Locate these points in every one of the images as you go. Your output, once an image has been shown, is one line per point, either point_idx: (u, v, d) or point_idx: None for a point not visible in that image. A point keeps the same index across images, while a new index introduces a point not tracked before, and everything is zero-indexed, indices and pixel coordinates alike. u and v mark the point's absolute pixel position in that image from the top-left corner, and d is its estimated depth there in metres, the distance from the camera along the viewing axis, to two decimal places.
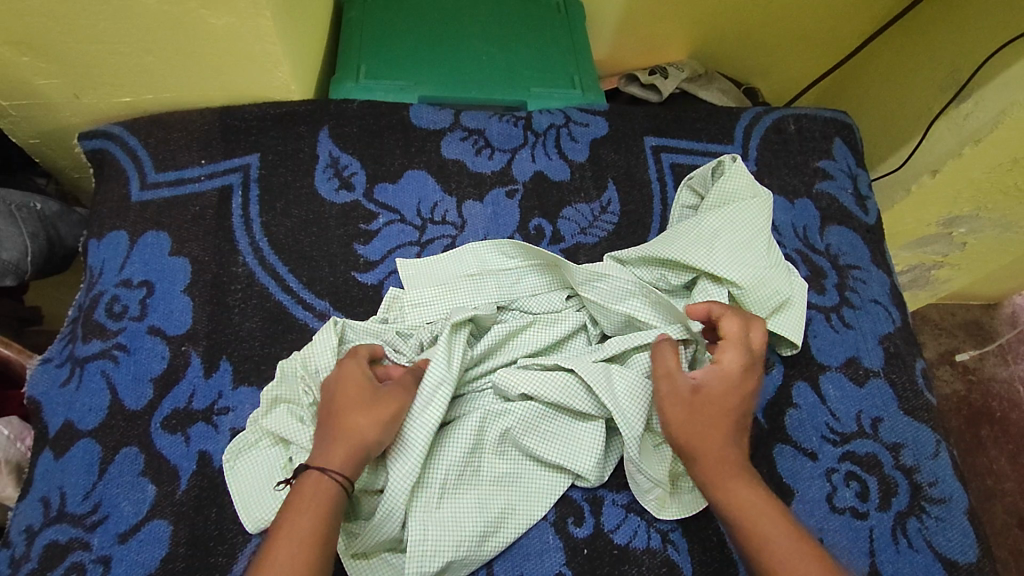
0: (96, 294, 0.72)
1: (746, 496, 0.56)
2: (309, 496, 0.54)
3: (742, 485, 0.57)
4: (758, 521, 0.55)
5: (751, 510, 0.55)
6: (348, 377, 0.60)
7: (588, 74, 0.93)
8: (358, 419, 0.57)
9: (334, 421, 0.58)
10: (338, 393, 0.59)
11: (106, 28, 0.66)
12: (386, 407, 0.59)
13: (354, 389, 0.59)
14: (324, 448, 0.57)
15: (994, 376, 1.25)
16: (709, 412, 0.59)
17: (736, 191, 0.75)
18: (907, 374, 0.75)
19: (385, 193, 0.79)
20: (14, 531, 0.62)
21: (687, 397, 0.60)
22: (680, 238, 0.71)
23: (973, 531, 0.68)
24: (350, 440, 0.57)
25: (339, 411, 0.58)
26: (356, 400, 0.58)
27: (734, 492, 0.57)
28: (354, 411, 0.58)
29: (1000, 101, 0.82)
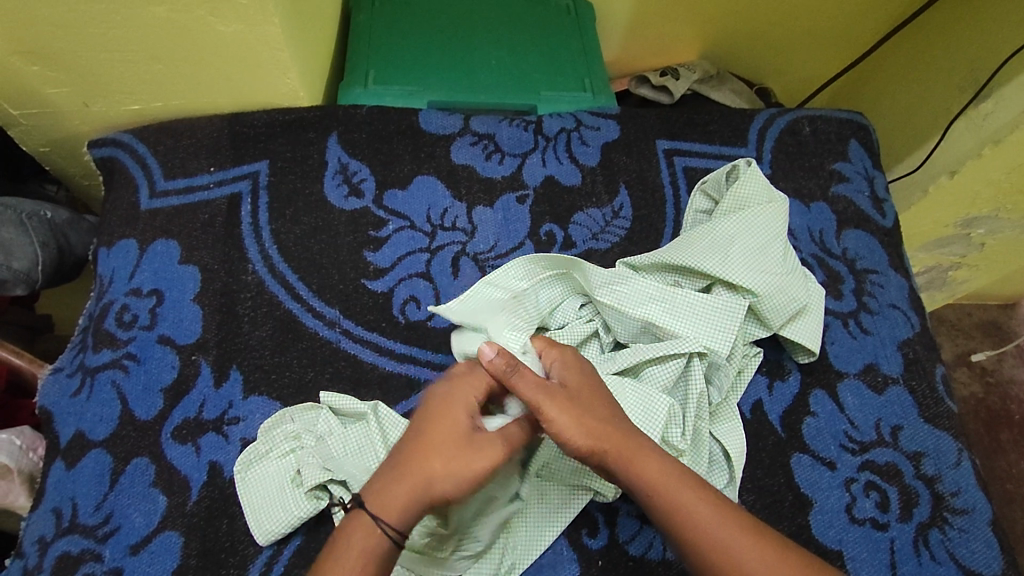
0: (106, 303, 0.71)
1: (662, 471, 0.52)
2: (359, 540, 0.49)
3: (655, 460, 0.53)
4: (681, 500, 0.51)
5: (674, 490, 0.52)
6: (451, 407, 0.55)
7: (598, 76, 0.92)
8: (438, 462, 0.52)
9: (415, 455, 0.52)
10: (433, 420, 0.54)
11: (115, 36, 0.66)
12: (473, 458, 0.52)
13: (450, 424, 0.54)
14: (389, 481, 0.51)
15: (1012, 379, 1.23)
16: (583, 400, 0.56)
17: (752, 195, 0.74)
18: (927, 381, 0.73)
19: (394, 200, 0.79)
20: (27, 541, 0.62)
21: (564, 393, 0.55)
22: (694, 245, 0.70)
23: (997, 542, 0.66)
24: (418, 483, 0.51)
25: (425, 442, 0.53)
26: (445, 440, 0.53)
27: (650, 472, 0.52)
28: (437, 452, 0.52)
29: (1021, 101, 0.80)
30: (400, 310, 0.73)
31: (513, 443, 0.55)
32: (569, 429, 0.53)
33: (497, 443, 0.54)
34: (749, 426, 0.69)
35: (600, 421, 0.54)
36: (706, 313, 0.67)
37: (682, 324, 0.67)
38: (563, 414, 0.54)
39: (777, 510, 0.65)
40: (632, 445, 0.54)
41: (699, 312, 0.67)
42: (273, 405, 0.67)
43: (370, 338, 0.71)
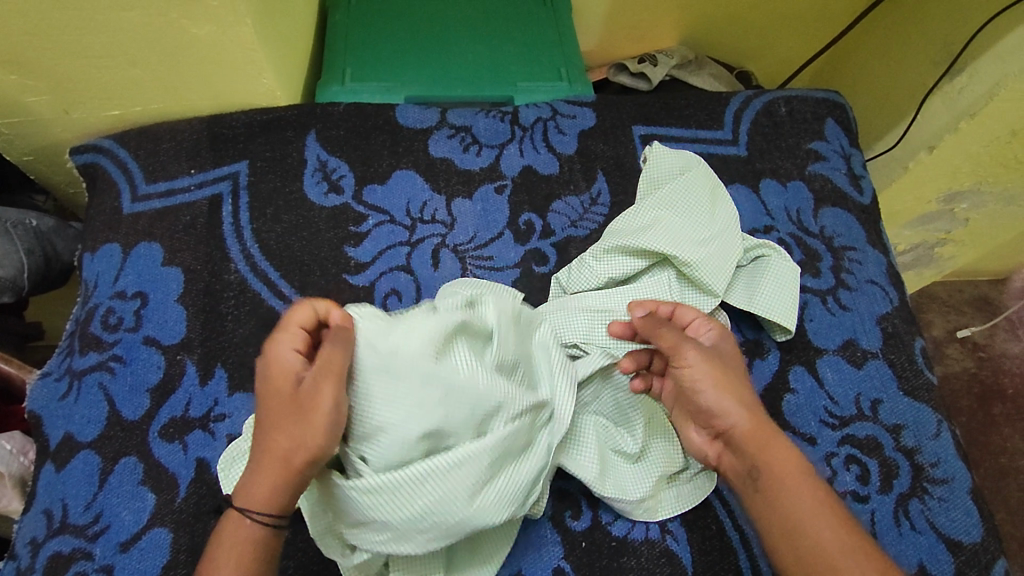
0: (92, 307, 0.72)
1: (786, 458, 0.54)
2: (233, 532, 0.50)
3: (785, 450, 0.55)
4: (793, 491, 0.53)
5: (791, 479, 0.53)
6: (274, 372, 0.53)
7: (575, 65, 0.92)
8: (279, 438, 0.50)
9: (259, 436, 0.51)
10: (264, 392, 0.53)
11: (90, 42, 0.66)
12: (310, 414, 0.50)
13: (279, 390, 0.52)
14: (251, 471, 0.51)
15: (1005, 352, 1.23)
16: (730, 371, 0.59)
17: (667, 174, 0.78)
18: (906, 355, 0.74)
19: (374, 195, 0.79)
20: (20, 542, 0.63)
21: (717, 358, 0.59)
22: (627, 226, 0.73)
23: (977, 510, 0.67)
24: (275, 465, 0.50)
25: (265, 421, 0.51)
26: (277, 414, 0.51)
27: (776, 458, 0.54)
28: (278, 428, 0.50)
29: (994, 73, 0.81)
30: (381, 303, 0.74)
31: (339, 372, 0.52)
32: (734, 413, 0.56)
33: (326, 385, 0.51)
34: None
35: (741, 395, 0.57)
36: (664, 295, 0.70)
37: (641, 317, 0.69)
38: (704, 371, 0.58)
39: None
40: (763, 431, 0.56)
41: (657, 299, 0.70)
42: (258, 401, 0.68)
43: None
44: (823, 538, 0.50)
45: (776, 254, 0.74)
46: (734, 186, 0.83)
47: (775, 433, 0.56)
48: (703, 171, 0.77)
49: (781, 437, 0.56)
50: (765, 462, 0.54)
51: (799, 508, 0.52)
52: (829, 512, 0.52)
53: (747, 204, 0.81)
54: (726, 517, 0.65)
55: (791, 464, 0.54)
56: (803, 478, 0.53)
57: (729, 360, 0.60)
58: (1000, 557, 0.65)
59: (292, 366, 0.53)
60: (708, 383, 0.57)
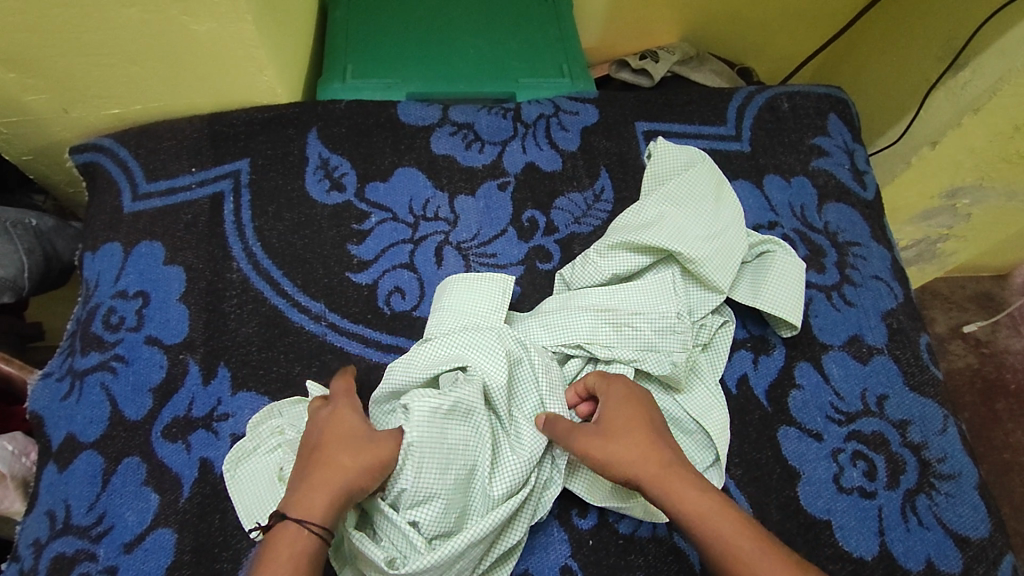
0: (93, 306, 0.72)
1: (698, 500, 0.53)
2: (285, 547, 0.51)
3: (694, 492, 0.54)
4: (720, 531, 0.52)
5: (709, 521, 0.52)
6: (343, 414, 0.58)
7: (577, 61, 0.92)
8: (343, 459, 0.55)
9: (319, 460, 0.55)
10: (331, 426, 0.57)
11: (89, 40, 0.66)
12: (378, 447, 0.56)
13: (347, 428, 0.57)
14: (306, 486, 0.53)
15: (1007, 348, 1.23)
16: (627, 418, 0.59)
17: (672, 171, 0.78)
18: (911, 350, 0.73)
19: (376, 192, 0.79)
20: (23, 544, 0.63)
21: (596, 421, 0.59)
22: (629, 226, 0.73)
23: (984, 505, 0.67)
24: (335, 482, 0.53)
25: (328, 446, 0.56)
26: (344, 442, 0.56)
27: (685, 503, 0.53)
28: (342, 450, 0.55)
29: (997, 68, 0.80)
30: (385, 301, 0.73)
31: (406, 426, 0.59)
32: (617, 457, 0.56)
33: (396, 431, 0.57)
34: (735, 402, 0.69)
35: (636, 448, 0.56)
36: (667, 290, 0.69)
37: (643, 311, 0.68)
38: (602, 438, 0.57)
39: (765, 482, 0.65)
40: (667, 475, 0.55)
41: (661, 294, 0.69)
42: (262, 400, 0.67)
43: (355, 330, 0.72)
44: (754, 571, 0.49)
45: (780, 250, 0.74)
46: (737, 181, 0.82)
47: (680, 470, 0.55)
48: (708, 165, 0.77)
49: (686, 475, 0.55)
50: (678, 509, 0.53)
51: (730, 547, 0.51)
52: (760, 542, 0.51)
53: (750, 199, 0.81)
54: None
55: (701, 502, 0.53)
56: (720, 513, 0.53)
57: (618, 413, 0.59)
58: (1007, 552, 0.65)
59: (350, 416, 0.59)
60: (599, 444, 0.57)
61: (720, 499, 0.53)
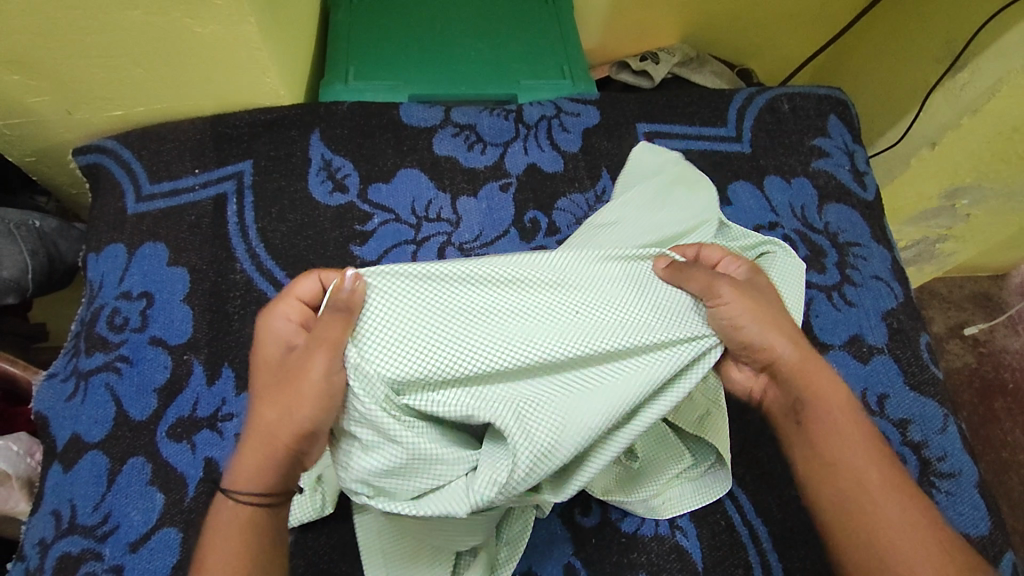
0: (97, 307, 0.72)
1: (834, 390, 0.54)
2: (224, 519, 0.51)
3: (829, 388, 0.54)
4: (842, 430, 0.53)
5: (837, 416, 0.54)
6: (273, 342, 0.53)
7: (578, 63, 0.92)
8: (268, 413, 0.50)
9: (252, 410, 0.52)
10: (261, 364, 0.53)
11: (94, 42, 0.66)
12: (296, 385, 0.48)
13: (271, 365, 0.52)
14: (241, 450, 0.52)
15: (1005, 348, 1.24)
16: (770, 304, 0.55)
17: (653, 167, 0.77)
18: (911, 350, 0.74)
19: (379, 193, 0.79)
20: (28, 544, 0.63)
21: (750, 290, 0.55)
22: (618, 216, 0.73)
23: (984, 504, 0.67)
24: (262, 441, 0.50)
25: (257, 396, 0.52)
26: (268, 389, 0.51)
27: (818, 395, 0.54)
28: (268, 400, 0.50)
29: (996, 69, 0.81)
30: None
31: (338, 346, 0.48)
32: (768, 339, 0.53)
33: (317, 356, 0.48)
34: (736, 401, 0.69)
35: (791, 333, 0.55)
36: None
37: None
38: (744, 308, 0.53)
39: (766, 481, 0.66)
40: (808, 365, 0.55)
41: None
42: None
43: None
44: (865, 473, 0.52)
45: (779, 249, 0.73)
46: (738, 182, 0.83)
47: (823, 368, 0.55)
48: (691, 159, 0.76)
49: (826, 370, 0.55)
50: (811, 398, 0.54)
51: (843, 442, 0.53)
52: (873, 445, 0.53)
53: (751, 200, 0.82)
54: (734, 512, 0.65)
55: (835, 395, 0.54)
56: (848, 411, 0.54)
57: (772, 295, 0.57)
58: (1007, 549, 0.66)
59: (289, 340, 0.53)
60: (750, 320, 0.53)
61: (846, 391, 0.55)
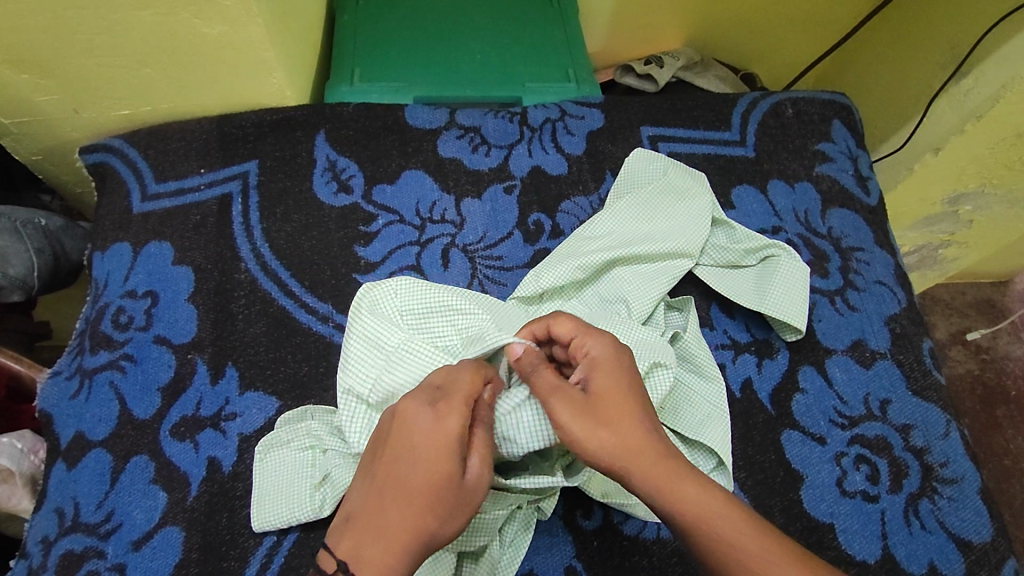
0: (102, 306, 0.72)
1: (693, 497, 0.48)
2: None
3: (691, 485, 0.49)
4: (722, 532, 0.47)
5: (705, 521, 0.47)
6: (442, 441, 0.48)
7: (582, 66, 0.93)
8: (428, 519, 0.46)
9: (399, 509, 0.46)
10: (420, 450, 0.48)
11: (101, 42, 0.66)
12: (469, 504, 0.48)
13: (435, 462, 0.47)
14: (371, 538, 0.46)
15: (1008, 355, 1.24)
16: (612, 404, 0.51)
17: (644, 178, 0.79)
18: (914, 354, 0.74)
19: (383, 195, 0.79)
20: (31, 541, 0.63)
21: (583, 401, 0.51)
22: (618, 225, 0.75)
23: (986, 509, 0.67)
24: (403, 544, 0.46)
25: (409, 492, 0.47)
26: (434, 494, 0.47)
27: (685, 501, 0.48)
28: (430, 510, 0.46)
29: (999, 75, 0.81)
30: None
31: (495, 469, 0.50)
32: (585, 440, 0.50)
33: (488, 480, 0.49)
34: (739, 405, 0.70)
35: (633, 436, 0.50)
36: (668, 268, 0.73)
37: (656, 282, 0.71)
38: (578, 427, 0.50)
39: (768, 485, 0.66)
40: (665, 468, 0.49)
41: (663, 270, 0.73)
42: (270, 400, 0.68)
43: None
44: None
45: (784, 253, 0.75)
46: (742, 186, 0.83)
47: (679, 463, 0.50)
48: (681, 168, 0.80)
49: (683, 467, 0.49)
50: (676, 509, 0.48)
51: (727, 547, 0.47)
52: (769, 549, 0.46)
53: (755, 204, 0.82)
54: None
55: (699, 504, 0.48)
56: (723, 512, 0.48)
57: (611, 393, 0.52)
58: (1009, 556, 0.66)
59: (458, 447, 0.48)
60: (584, 431, 0.50)
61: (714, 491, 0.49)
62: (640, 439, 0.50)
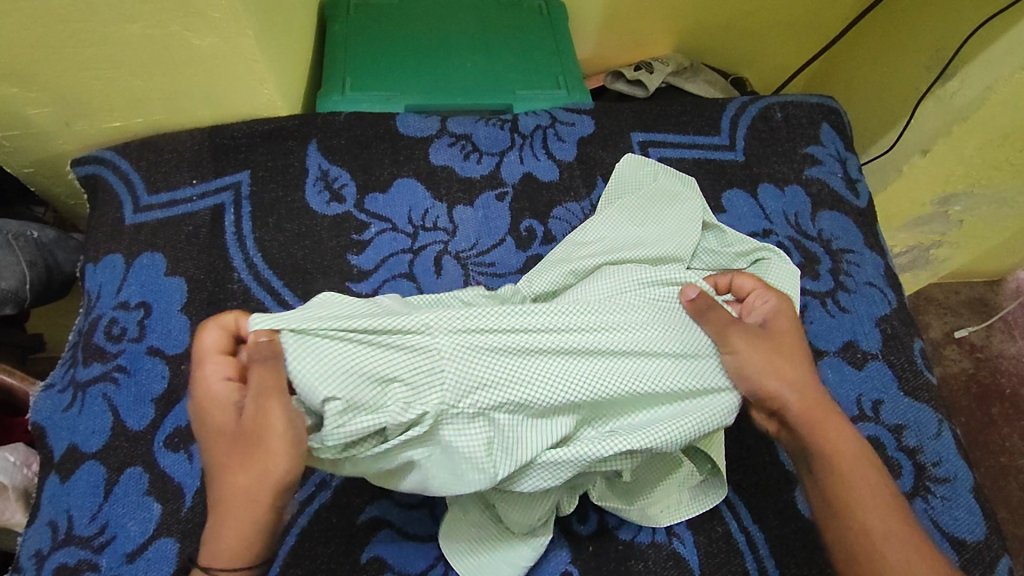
0: (95, 317, 0.72)
1: (842, 443, 0.55)
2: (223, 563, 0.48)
3: (842, 433, 0.56)
4: (854, 471, 0.54)
5: (851, 462, 0.54)
6: (212, 402, 0.51)
7: (572, 73, 0.93)
8: (237, 475, 0.48)
9: (214, 475, 0.50)
10: (207, 427, 0.51)
11: (93, 54, 0.67)
12: (259, 443, 0.48)
13: (218, 423, 0.50)
14: (214, 513, 0.49)
15: (1001, 353, 1.24)
16: (784, 350, 0.58)
17: (631, 185, 0.80)
18: (905, 355, 0.74)
19: (376, 203, 0.80)
20: (24, 556, 0.63)
21: (763, 336, 0.57)
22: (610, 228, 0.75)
23: (979, 508, 0.68)
24: (238, 503, 0.48)
25: (214, 468, 0.50)
26: (227, 454, 0.49)
27: (833, 440, 0.55)
28: (235, 462, 0.49)
29: (985, 77, 0.82)
30: None
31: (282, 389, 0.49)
32: (767, 365, 0.56)
33: (268, 410, 0.48)
34: None
35: (801, 375, 0.57)
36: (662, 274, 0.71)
37: None
38: (756, 352, 0.56)
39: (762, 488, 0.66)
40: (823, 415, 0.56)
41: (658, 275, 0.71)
42: None
43: None
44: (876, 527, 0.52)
45: (774, 256, 0.75)
46: (732, 191, 0.84)
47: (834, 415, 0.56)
48: (672, 174, 0.80)
49: (838, 419, 0.56)
50: (823, 441, 0.55)
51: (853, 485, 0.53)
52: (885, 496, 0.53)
53: (746, 208, 0.82)
54: (732, 519, 0.65)
55: (844, 449, 0.55)
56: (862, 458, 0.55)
57: (783, 335, 0.58)
58: (1003, 554, 0.66)
59: (225, 401, 0.51)
60: (764, 361, 0.56)
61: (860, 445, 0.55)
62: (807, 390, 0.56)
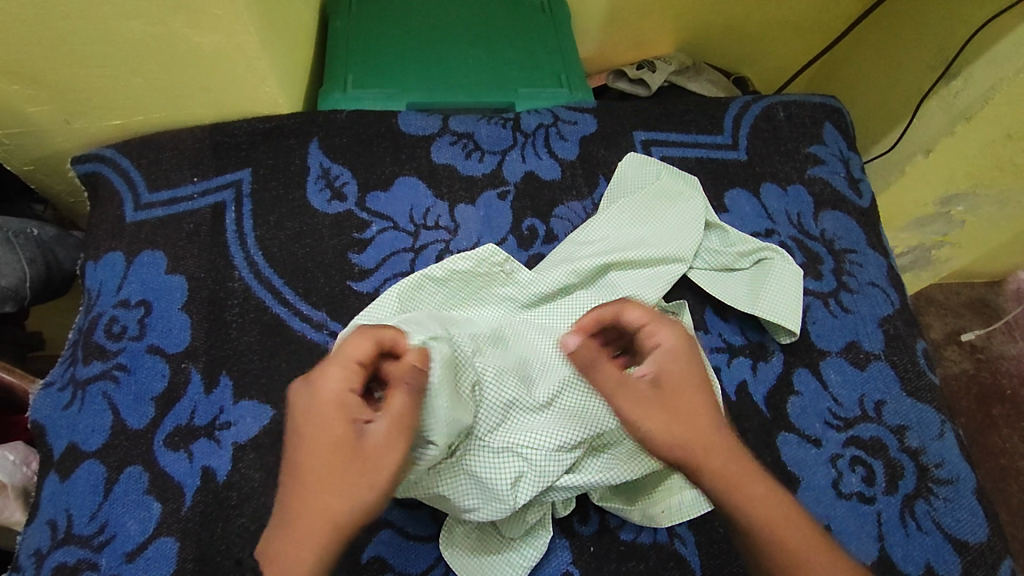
0: (95, 316, 0.72)
1: (762, 503, 0.51)
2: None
3: (760, 492, 0.51)
4: (784, 532, 0.50)
5: (777, 523, 0.50)
6: (329, 411, 0.49)
7: (575, 72, 0.93)
8: (330, 498, 0.47)
9: (299, 489, 0.47)
10: (316, 436, 0.48)
11: (92, 51, 0.66)
12: (370, 475, 0.48)
13: (330, 437, 0.48)
14: (287, 532, 0.46)
15: (1002, 354, 1.24)
16: (685, 398, 0.54)
17: (633, 184, 0.80)
18: (908, 356, 0.74)
19: (377, 202, 0.79)
20: (23, 554, 0.63)
21: (650, 395, 0.53)
22: (612, 227, 0.75)
23: (982, 510, 0.67)
24: (322, 528, 0.46)
25: (309, 479, 0.47)
26: (335, 470, 0.47)
27: (753, 501, 0.51)
28: (337, 484, 0.47)
29: (988, 77, 0.81)
30: None
31: (408, 426, 0.50)
32: (660, 432, 0.52)
33: (393, 444, 0.49)
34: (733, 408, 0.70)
35: (701, 432, 0.52)
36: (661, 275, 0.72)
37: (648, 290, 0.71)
38: (654, 416, 0.52)
39: None
40: (737, 471, 0.52)
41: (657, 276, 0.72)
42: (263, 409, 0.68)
43: None
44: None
45: (778, 256, 0.75)
46: (734, 190, 0.83)
47: (745, 466, 0.52)
48: (675, 174, 0.79)
49: (750, 474, 0.52)
50: (745, 505, 0.51)
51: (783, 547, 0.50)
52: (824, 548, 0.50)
53: (748, 207, 0.82)
54: None
55: (767, 509, 0.51)
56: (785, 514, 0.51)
57: (679, 388, 0.54)
58: (1005, 556, 0.66)
59: (343, 416, 0.49)
60: (655, 421, 0.52)
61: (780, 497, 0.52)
62: (716, 449, 0.52)
